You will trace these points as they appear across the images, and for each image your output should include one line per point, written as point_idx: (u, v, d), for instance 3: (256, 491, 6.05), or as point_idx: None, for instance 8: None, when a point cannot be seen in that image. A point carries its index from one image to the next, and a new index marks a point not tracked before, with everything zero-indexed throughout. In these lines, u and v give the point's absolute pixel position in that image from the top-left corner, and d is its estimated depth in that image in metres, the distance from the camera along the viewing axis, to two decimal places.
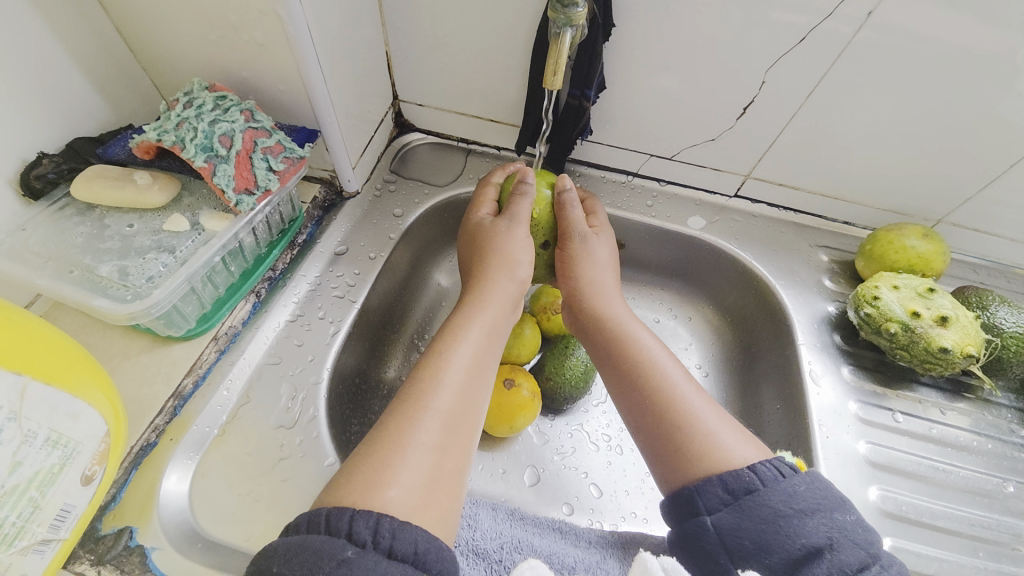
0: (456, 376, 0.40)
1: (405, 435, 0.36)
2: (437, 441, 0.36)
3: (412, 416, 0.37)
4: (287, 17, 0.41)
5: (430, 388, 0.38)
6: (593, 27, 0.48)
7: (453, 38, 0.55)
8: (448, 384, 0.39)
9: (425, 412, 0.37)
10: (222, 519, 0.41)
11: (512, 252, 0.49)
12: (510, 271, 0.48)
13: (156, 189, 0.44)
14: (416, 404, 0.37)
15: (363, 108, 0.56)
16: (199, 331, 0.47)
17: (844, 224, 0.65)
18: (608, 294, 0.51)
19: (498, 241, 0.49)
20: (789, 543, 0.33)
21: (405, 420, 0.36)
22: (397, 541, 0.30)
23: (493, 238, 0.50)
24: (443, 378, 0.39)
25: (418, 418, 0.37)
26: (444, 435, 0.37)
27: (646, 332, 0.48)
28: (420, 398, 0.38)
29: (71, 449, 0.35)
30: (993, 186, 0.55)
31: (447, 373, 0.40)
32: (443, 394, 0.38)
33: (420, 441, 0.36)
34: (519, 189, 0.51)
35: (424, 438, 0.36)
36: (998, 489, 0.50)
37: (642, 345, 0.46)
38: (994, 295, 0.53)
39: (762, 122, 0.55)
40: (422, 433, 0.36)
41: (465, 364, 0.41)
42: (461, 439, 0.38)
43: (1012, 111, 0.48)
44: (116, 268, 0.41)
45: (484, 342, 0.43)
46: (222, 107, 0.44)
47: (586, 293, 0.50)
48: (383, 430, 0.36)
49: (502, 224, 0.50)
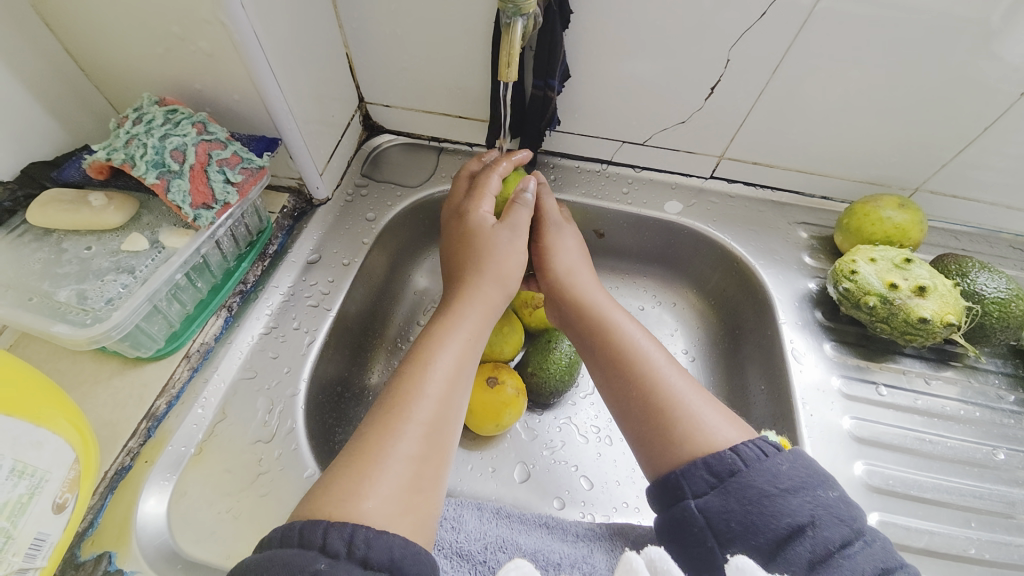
0: (437, 387, 0.39)
1: (384, 446, 0.35)
2: (419, 451, 0.36)
3: (392, 427, 0.36)
4: (231, 24, 0.40)
5: (410, 398, 0.38)
6: (549, 14, 0.47)
7: (413, 36, 0.54)
8: (429, 394, 0.38)
9: (407, 422, 0.37)
10: (203, 538, 0.41)
11: (503, 263, 0.48)
12: (496, 274, 0.48)
13: (112, 209, 0.43)
14: (398, 414, 0.37)
15: (326, 113, 0.55)
16: (169, 350, 0.46)
17: (823, 199, 0.64)
18: (587, 283, 0.50)
19: (494, 247, 0.48)
20: (773, 523, 0.33)
21: (386, 430, 0.36)
22: (371, 550, 0.30)
23: (484, 247, 0.48)
24: (424, 387, 0.39)
25: (399, 428, 0.36)
26: (425, 445, 0.36)
27: (627, 318, 0.47)
28: (400, 407, 0.37)
29: (39, 478, 0.35)
30: (967, 151, 0.54)
31: (429, 381, 0.39)
32: (425, 403, 0.38)
33: (401, 452, 0.35)
34: (519, 199, 0.50)
35: (405, 448, 0.35)
36: (988, 458, 0.50)
37: (623, 333, 0.45)
38: (973, 262, 0.52)
39: (731, 101, 0.54)
40: (403, 444, 0.36)
41: (448, 372, 0.40)
42: (443, 446, 0.38)
43: (982, 72, 0.47)
44: (74, 292, 0.40)
45: (467, 346, 0.43)
46: (173, 121, 0.43)
47: (570, 282, 0.50)
48: (360, 443, 0.36)
49: (501, 233, 0.49)
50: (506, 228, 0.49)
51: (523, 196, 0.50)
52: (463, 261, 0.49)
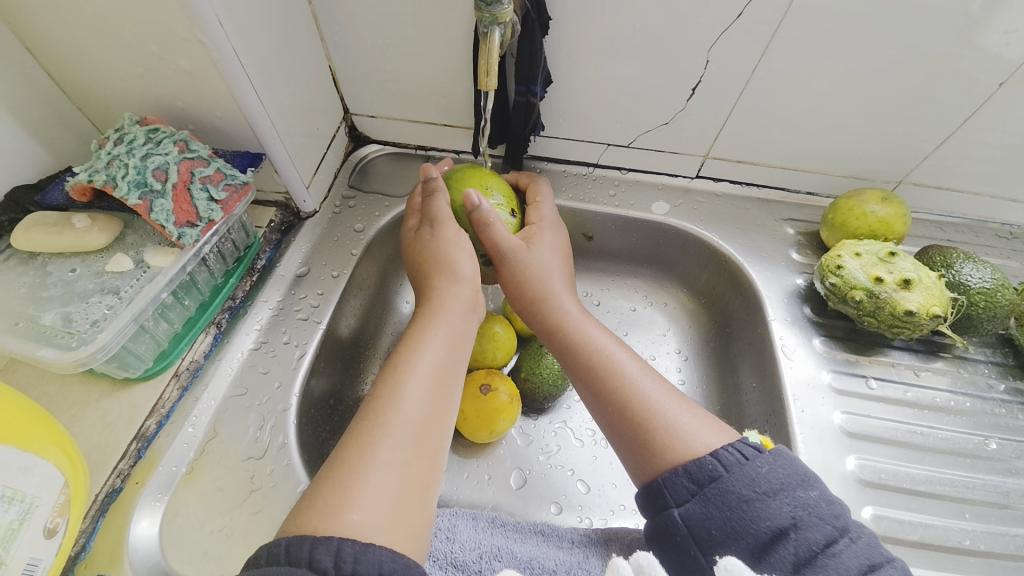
0: (418, 392, 0.39)
1: (366, 454, 0.35)
2: (402, 457, 0.36)
3: (372, 435, 0.36)
4: (210, 42, 0.40)
5: (389, 406, 0.38)
6: (527, 22, 0.48)
7: (394, 47, 0.54)
8: (408, 400, 0.38)
9: (387, 429, 0.37)
10: (196, 558, 0.40)
11: (453, 255, 0.49)
12: (453, 279, 0.48)
13: (96, 231, 0.43)
14: (378, 422, 0.37)
15: (311, 126, 0.56)
16: (158, 369, 0.46)
17: (809, 194, 0.64)
18: (560, 290, 0.50)
19: (427, 248, 0.50)
20: (754, 528, 0.33)
21: (366, 438, 0.36)
22: (360, 565, 0.30)
23: (431, 248, 0.49)
24: (402, 393, 0.39)
25: (379, 436, 0.36)
26: (410, 451, 0.36)
27: (601, 329, 0.47)
28: (380, 415, 0.37)
29: (28, 504, 0.34)
30: (948, 142, 0.55)
31: (407, 387, 0.39)
32: (404, 409, 0.38)
33: (382, 459, 0.35)
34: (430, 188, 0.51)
35: (387, 455, 0.35)
36: (980, 448, 0.50)
37: (597, 344, 0.45)
38: (958, 252, 0.52)
39: (713, 101, 0.55)
40: (385, 451, 0.36)
41: (427, 377, 0.40)
42: (429, 451, 0.38)
43: (958, 65, 0.48)
44: (59, 315, 0.40)
45: (446, 351, 0.43)
46: (154, 141, 0.43)
47: (540, 292, 0.49)
48: (343, 453, 0.36)
49: (423, 231, 0.50)
50: (427, 225, 0.51)
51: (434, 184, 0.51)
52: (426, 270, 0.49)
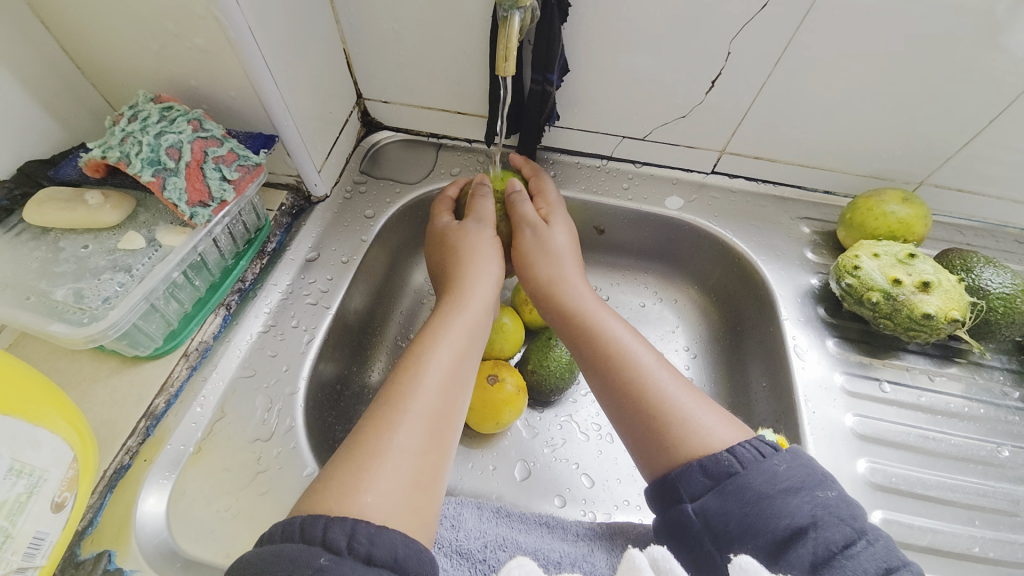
0: (438, 381, 0.39)
1: (384, 440, 0.35)
2: (419, 446, 0.36)
3: (391, 418, 0.36)
4: (225, 20, 0.39)
5: (409, 390, 0.38)
6: (547, 8, 0.47)
7: (410, 31, 0.53)
8: (427, 385, 0.39)
9: (404, 414, 0.36)
10: (202, 537, 0.40)
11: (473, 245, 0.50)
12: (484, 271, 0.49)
13: (109, 208, 0.43)
14: (397, 407, 0.37)
15: (324, 109, 0.55)
16: (168, 348, 0.46)
17: (826, 193, 0.63)
18: (570, 278, 0.50)
19: (464, 239, 0.51)
20: (772, 525, 0.32)
21: (383, 423, 0.36)
22: (374, 547, 0.30)
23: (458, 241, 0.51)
24: (423, 379, 0.39)
25: (398, 420, 0.36)
26: (425, 438, 0.36)
27: (617, 320, 0.47)
28: (400, 400, 0.37)
29: (37, 477, 0.35)
30: (973, 144, 0.53)
31: (428, 373, 0.39)
32: (424, 395, 0.38)
33: (400, 445, 0.35)
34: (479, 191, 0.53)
35: (405, 441, 0.35)
36: (992, 455, 0.49)
37: (612, 335, 0.45)
38: (978, 257, 0.51)
39: (732, 95, 0.54)
40: (403, 437, 0.35)
41: (447, 365, 0.40)
42: (443, 439, 0.38)
43: (988, 64, 0.47)
44: (71, 291, 0.40)
45: (465, 339, 0.43)
46: (168, 118, 0.43)
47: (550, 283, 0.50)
48: (362, 434, 0.36)
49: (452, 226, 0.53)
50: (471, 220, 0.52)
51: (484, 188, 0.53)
52: (453, 259, 0.50)
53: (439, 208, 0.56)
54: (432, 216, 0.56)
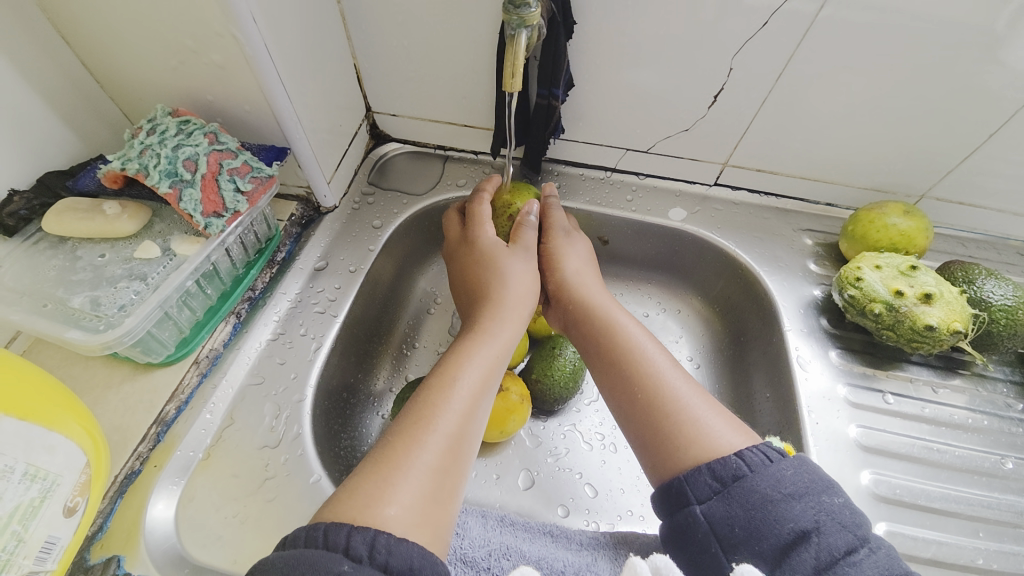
0: (462, 398, 0.40)
1: (409, 457, 0.35)
2: (440, 462, 0.36)
3: (417, 437, 0.36)
4: (243, 37, 0.41)
5: (436, 410, 0.38)
6: (553, 25, 0.48)
7: (419, 47, 0.55)
8: (455, 407, 0.39)
9: (431, 434, 0.37)
10: (210, 543, 0.41)
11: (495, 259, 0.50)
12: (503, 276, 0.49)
13: (126, 218, 0.44)
14: (423, 425, 0.37)
15: (335, 122, 0.56)
16: (179, 356, 0.47)
17: (828, 206, 0.64)
18: (587, 284, 0.51)
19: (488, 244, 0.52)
20: (777, 529, 0.33)
21: (410, 440, 0.36)
22: (393, 557, 0.30)
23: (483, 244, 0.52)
24: (451, 401, 0.39)
25: (423, 439, 0.36)
26: (448, 456, 0.37)
27: (631, 321, 0.48)
28: (427, 419, 0.38)
29: (51, 482, 0.35)
30: (973, 158, 0.54)
31: (455, 394, 0.40)
32: (450, 416, 0.38)
33: (423, 462, 0.35)
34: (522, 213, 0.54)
35: (428, 459, 0.36)
36: (996, 467, 0.49)
37: (627, 336, 0.46)
38: (980, 269, 0.52)
39: (734, 109, 0.55)
40: (426, 455, 0.36)
41: (474, 386, 0.41)
42: (465, 456, 0.38)
43: (987, 80, 0.47)
44: (88, 299, 0.41)
45: (496, 358, 0.44)
46: (185, 132, 0.44)
47: (569, 287, 0.51)
48: (386, 450, 0.36)
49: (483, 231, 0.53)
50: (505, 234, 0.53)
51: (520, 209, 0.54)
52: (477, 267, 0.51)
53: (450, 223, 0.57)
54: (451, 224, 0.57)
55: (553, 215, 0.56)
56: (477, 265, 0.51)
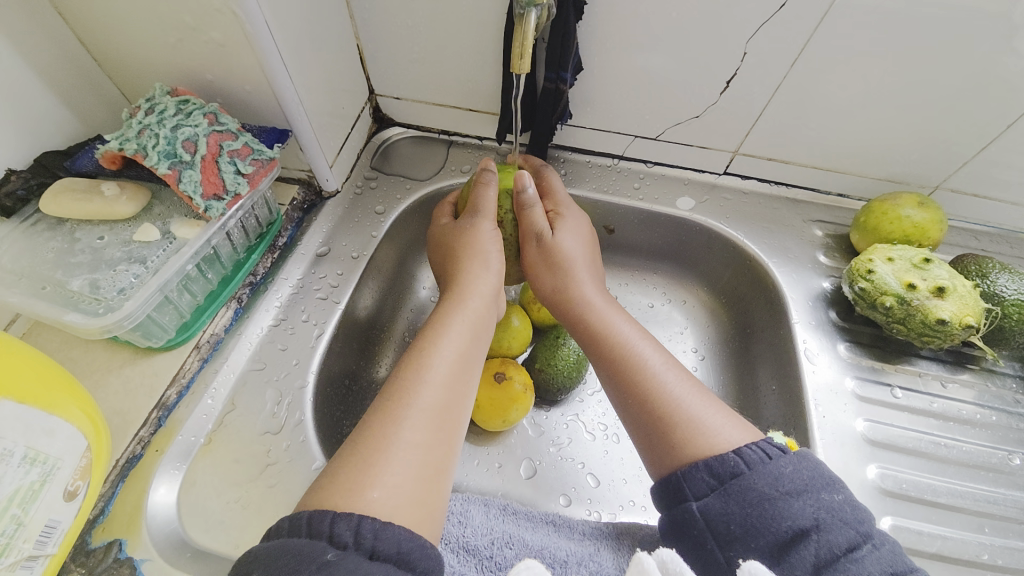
0: (442, 374, 0.39)
1: (389, 434, 0.35)
2: (425, 439, 0.36)
3: (396, 414, 0.36)
4: (243, 15, 0.40)
5: (414, 386, 0.38)
6: (562, 6, 0.47)
7: (424, 28, 0.53)
8: (432, 381, 0.39)
9: (409, 410, 0.36)
10: (212, 527, 0.41)
11: (482, 245, 0.49)
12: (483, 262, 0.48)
13: (124, 200, 0.44)
14: (401, 402, 0.37)
15: (337, 105, 0.55)
16: (180, 340, 0.47)
17: (839, 196, 0.63)
18: (581, 277, 0.50)
19: (465, 239, 0.49)
20: (774, 526, 0.32)
21: (389, 418, 0.36)
22: (379, 541, 0.30)
23: (457, 237, 0.50)
24: (428, 375, 0.39)
25: (402, 415, 0.36)
26: (430, 434, 0.36)
27: (627, 322, 0.47)
28: (405, 395, 0.37)
29: (51, 466, 0.35)
30: (990, 149, 0.53)
31: (432, 370, 0.39)
32: (428, 391, 0.38)
33: (405, 439, 0.35)
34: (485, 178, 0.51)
35: (411, 436, 0.35)
36: (1003, 463, 0.49)
37: (620, 336, 0.45)
38: (993, 263, 0.51)
39: (747, 96, 0.53)
40: (411, 432, 0.35)
41: (451, 361, 0.40)
42: (450, 434, 0.38)
43: (1009, 69, 0.46)
44: (87, 281, 0.40)
45: (469, 334, 0.43)
46: (185, 112, 0.43)
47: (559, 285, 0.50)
48: (367, 428, 0.36)
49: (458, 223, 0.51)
50: (471, 214, 0.50)
51: (489, 176, 0.51)
52: (450, 254, 0.50)
53: (440, 211, 0.56)
54: (437, 216, 0.56)
55: (528, 216, 0.51)
56: (453, 255, 0.50)
